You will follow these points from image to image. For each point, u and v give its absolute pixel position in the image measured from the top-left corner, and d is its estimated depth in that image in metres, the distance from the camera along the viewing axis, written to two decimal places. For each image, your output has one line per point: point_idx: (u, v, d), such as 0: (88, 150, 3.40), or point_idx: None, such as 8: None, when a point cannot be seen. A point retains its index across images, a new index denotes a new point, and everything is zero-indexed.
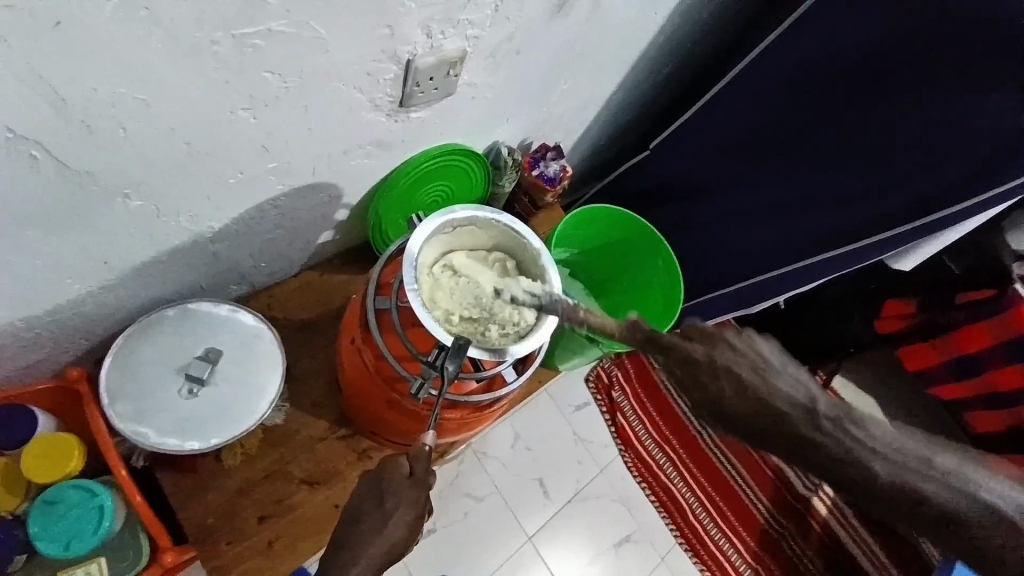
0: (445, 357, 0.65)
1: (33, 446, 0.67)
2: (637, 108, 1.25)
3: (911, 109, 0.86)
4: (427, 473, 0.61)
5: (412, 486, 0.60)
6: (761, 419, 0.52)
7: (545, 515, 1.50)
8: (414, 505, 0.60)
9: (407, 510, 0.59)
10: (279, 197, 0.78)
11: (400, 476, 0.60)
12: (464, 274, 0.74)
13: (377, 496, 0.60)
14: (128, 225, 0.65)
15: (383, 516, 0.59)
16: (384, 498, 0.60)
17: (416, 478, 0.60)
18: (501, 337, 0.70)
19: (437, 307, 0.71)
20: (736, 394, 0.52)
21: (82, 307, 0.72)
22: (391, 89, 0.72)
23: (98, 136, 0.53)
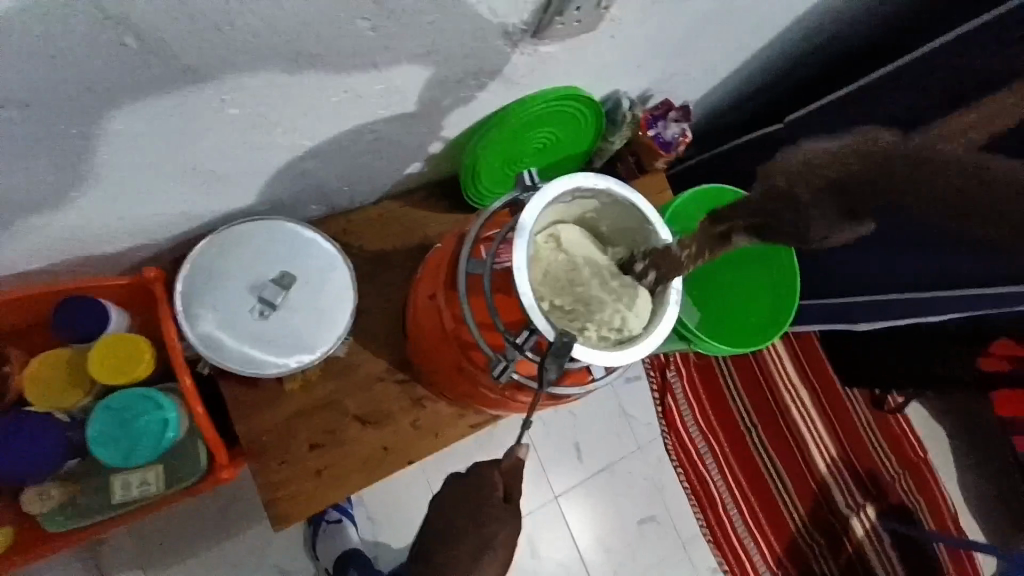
0: (545, 357, 0.55)
1: (99, 346, 0.67)
2: (785, 71, 1.06)
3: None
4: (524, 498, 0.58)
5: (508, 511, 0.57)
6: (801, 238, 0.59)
7: (575, 479, 1.46)
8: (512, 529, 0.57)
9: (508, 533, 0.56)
10: (378, 121, 0.69)
11: (496, 500, 0.57)
12: (571, 254, 0.65)
13: (470, 517, 0.56)
14: (218, 131, 0.58)
15: (480, 543, 0.56)
16: (483, 523, 0.56)
17: (512, 504, 0.57)
18: (601, 335, 0.61)
19: (536, 285, 0.64)
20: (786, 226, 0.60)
21: (163, 207, 0.67)
22: (531, 15, 0.59)
23: (202, 26, 0.45)
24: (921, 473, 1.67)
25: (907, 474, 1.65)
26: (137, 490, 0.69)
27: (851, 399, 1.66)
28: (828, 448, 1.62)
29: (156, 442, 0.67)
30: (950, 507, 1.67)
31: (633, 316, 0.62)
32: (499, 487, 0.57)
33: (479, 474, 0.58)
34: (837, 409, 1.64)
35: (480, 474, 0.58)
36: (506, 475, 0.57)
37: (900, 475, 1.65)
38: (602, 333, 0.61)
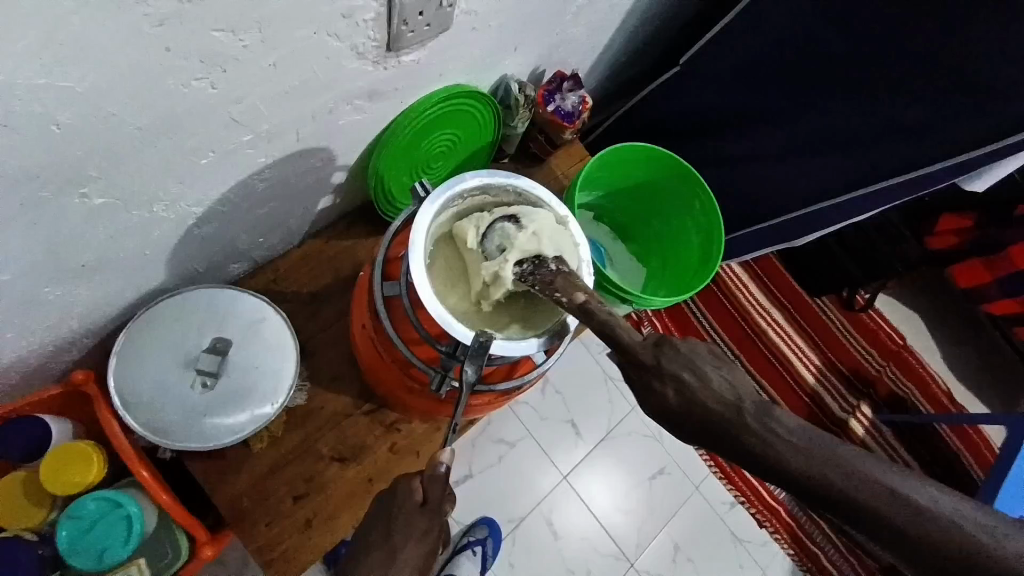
0: (465, 359, 0.58)
1: (47, 460, 0.65)
2: (667, 14, 1.06)
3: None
4: (442, 499, 0.56)
5: (424, 514, 0.55)
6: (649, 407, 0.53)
7: (577, 454, 1.45)
8: (424, 539, 0.55)
9: (417, 546, 0.54)
10: (264, 169, 0.68)
11: (413, 502, 0.56)
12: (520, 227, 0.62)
13: (386, 524, 0.56)
14: (92, 224, 0.57)
15: (390, 552, 0.54)
16: (393, 529, 0.55)
17: (430, 505, 0.55)
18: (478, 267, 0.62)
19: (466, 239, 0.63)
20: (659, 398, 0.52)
21: (70, 310, 0.66)
22: (375, 30, 0.59)
23: (28, 133, 0.44)
24: (908, 361, 1.63)
25: (892, 365, 1.62)
26: None
27: (820, 307, 1.62)
28: (810, 358, 1.58)
29: (127, 540, 0.66)
30: (944, 385, 1.64)
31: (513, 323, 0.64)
32: (415, 491, 0.56)
33: (401, 485, 0.57)
34: (812, 318, 1.60)
35: (401, 483, 0.57)
36: (425, 481, 0.55)
37: (885, 367, 1.61)
38: (496, 272, 0.60)
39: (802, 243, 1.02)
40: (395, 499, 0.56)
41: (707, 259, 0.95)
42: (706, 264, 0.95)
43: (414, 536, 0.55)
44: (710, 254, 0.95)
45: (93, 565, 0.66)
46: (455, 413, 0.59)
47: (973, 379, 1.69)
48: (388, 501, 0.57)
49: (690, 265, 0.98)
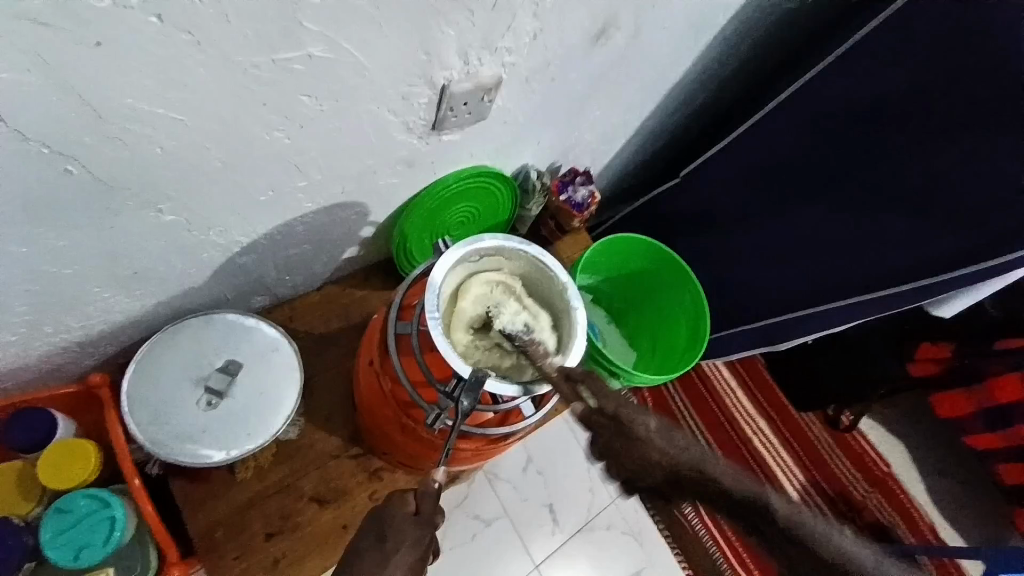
0: (461, 391, 0.64)
1: (51, 450, 0.68)
2: (671, 133, 1.22)
3: (975, 153, 0.81)
4: (435, 512, 0.58)
5: (415, 525, 0.57)
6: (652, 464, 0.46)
7: (553, 543, 1.38)
8: (416, 546, 0.56)
9: (409, 552, 0.56)
10: (307, 213, 0.77)
11: (405, 513, 0.58)
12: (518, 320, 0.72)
13: (377, 532, 0.57)
14: (154, 236, 0.63)
15: (382, 557, 0.55)
16: (384, 537, 0.56)
17: (422, 517, 0.57)
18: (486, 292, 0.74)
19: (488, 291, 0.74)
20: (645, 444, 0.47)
21: (106, 315, 0.71)
22: (425, 112, 0.71)
23: (132, 151, 0.52)
24: (890, 486, 1.58)
25: (876, 491, 1.57)
26: None
27: (805, 422, 1.60)
28: (795, 473, 1.54)
29: (105, 543, 0.67)
30: (930, 517, 1.58)
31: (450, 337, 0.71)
32: (408, 503, 0.58)
33: (394, 496, 0.59)
34: (800, 437, 1.58)
35: (394, 495, 0.59)
36: (418, 493, 0.58)
37: (870, 492, 1.57)
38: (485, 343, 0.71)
39: (787, 346, 1.11)
40: (387, 509, 0.58)
41: (694, 347, 1.04)
42: (695, 350, 1.03)
43: (405, 544, 0.56)
44: (697, 342, 1.03)
45: (69, 564, 0.66)
46: (447, 446, 0.64)
47: (966, 518, 1.63)
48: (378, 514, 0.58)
49: (680, 352, 1.06)
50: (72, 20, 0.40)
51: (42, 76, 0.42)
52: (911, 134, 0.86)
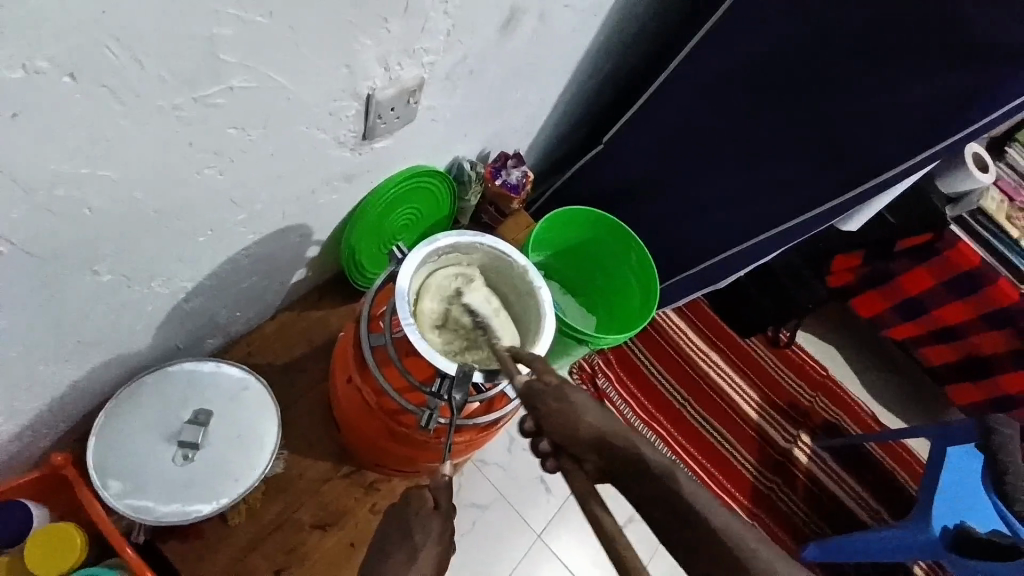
0: (452, 385, 0.65)
1: (33, 541, 0.64)
2: (589, 103, 1.26)
3: (859, 84, 0.90)
4: (451, 502, 0.57)
5: (437, 516, 0.56)
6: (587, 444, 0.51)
7: (550, 510, 1.44)
8: (441, 537, 0.56)
9: (435, 544, 0.55)
10: (250, 245, 0.75)
11: (425, 507, 0.57)
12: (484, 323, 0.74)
13: (400, 532, 0.56)
14: (96, 300, 0.60)
15: (411, 553, 0.54)
16: (410, 533, 0.55)
17: (442, 508, 0.57)
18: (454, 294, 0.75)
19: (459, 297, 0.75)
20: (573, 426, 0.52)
21: (56, 391, 0.67)
22: (354, 123, 0.70)
23: (62, 218, 0.49)
24: (830, 388, 1.75)
25: (821, 395, 1.74)
26: None
27: (752, 348, 1.74)
28: (750, 396, 1.68)
29: None
30: (869, 408, 1.77)
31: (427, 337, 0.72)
32: (426, 497, 0.58)
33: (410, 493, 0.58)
34: (749, 363, 1.71)
35: (410, 492, 0.58)
36: (431, 485, 0.58)
37: (816, 398, 1.73)
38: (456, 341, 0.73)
39: (726, 283, 1.21)
40: (405, 507, 0.57)
41: (647, 301, 1.10)
42: (648, 303, 1.10)
43: (431, 537, 0.55)
44: (648, 295, 1.10)
45: None
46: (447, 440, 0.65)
47: (900, 402, 1.84)
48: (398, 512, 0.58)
49: (635, 307, 1.13)
50: None
51: None
52: (802, 73, 0.94)
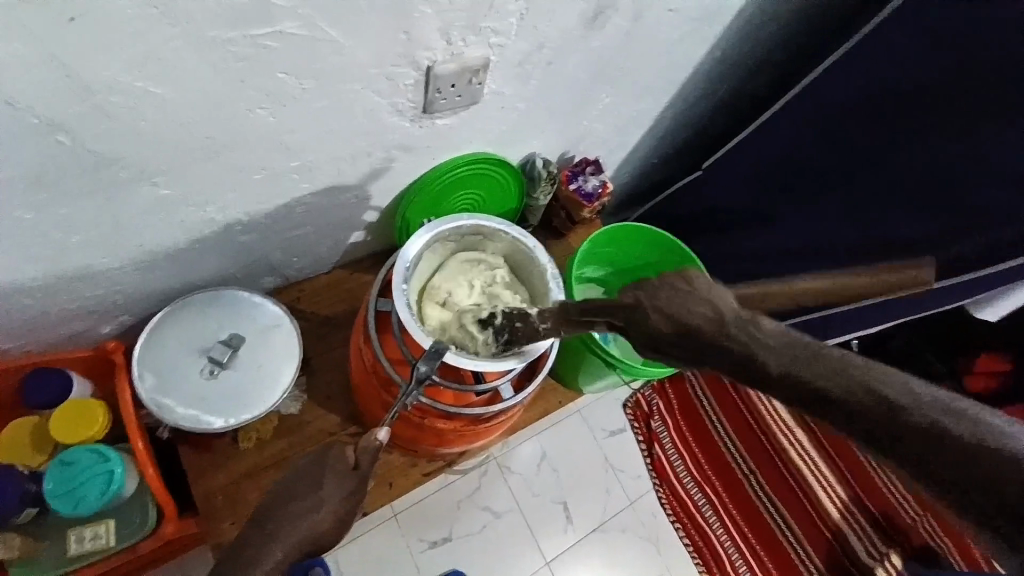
0: (421, 359, 0.65)
1: (63, 408, 0.77)
2: (694, 124, 1.17)
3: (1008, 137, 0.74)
4: (371, 467, 0.63)
5: (353, 475, 0.63)
6: (698, 352, 0.41)
7: (564, 542, 1.22)
8: (348, 499, 0.61)
9: (338, 503, 0.61)
10: (304, 195, 0.79)
11: (344, 465, 0.63)
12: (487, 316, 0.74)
13: (315, 478, 0.62)
14: (151, 209, 0.67)
15: (313, 505, 0.60)
16: (322, 484, 0.62)
17: (360, 470, 0.63)
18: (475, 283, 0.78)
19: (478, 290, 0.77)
20: (669, 328, 0.42)
21: (119, 285, 0.77)
22: (413, 94, 0.72)
23: (120, 123, 0.55)
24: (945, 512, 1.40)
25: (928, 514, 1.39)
26: (88, 543, 0.77)
27: None
28: (834, 490, 1.39)
29: (102, 493, 0.75)
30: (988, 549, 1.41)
31: (435, 307, 0.75)
32: (347, 456, 0.64)
33: (335, 448, 0.65)
34: (843, 453, 1.42)
35: (335, 449, 0.65)
36: (358, 448, 0.64)
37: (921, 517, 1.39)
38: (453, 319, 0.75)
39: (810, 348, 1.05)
40: (326, 460, 0.63)
41: None
42: None
43: (340, 494, 0.61)
44: None
45: (68, 512, 0.74)
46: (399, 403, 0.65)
47: None
48: (319, 461, 0.64)
49: None
50: None
51: (18, 50, 0.46)
52: None
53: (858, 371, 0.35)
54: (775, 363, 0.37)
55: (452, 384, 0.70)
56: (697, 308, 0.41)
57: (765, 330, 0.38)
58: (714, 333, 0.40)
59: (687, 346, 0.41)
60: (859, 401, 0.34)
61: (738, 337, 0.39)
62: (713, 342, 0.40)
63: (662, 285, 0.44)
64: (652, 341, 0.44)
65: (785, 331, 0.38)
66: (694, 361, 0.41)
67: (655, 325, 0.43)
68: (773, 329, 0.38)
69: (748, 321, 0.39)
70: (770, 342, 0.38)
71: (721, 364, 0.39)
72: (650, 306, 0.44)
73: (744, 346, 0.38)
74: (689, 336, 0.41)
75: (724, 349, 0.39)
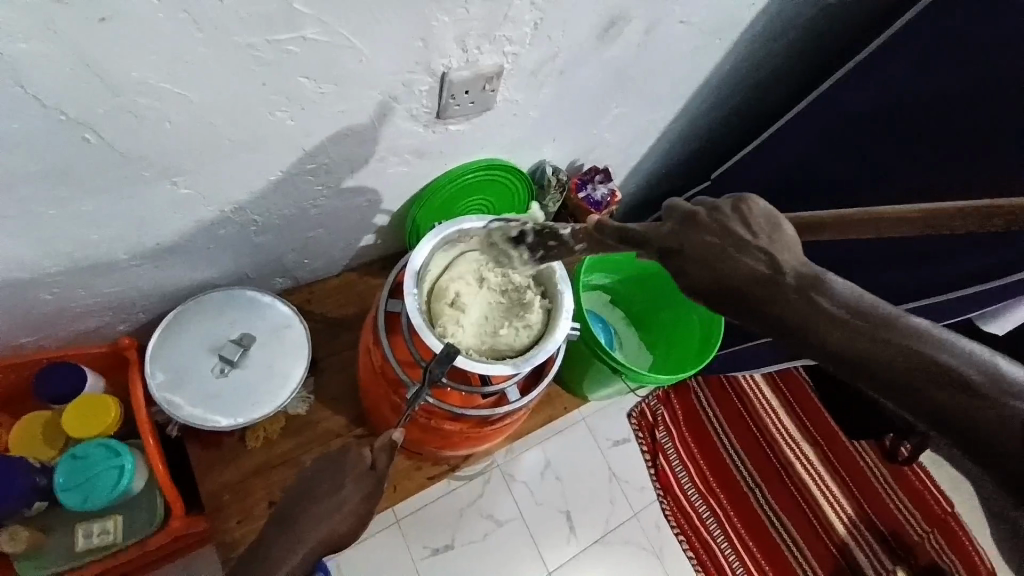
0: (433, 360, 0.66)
1: (77, 403, 0.78)
2: (703, 135, 1.18)
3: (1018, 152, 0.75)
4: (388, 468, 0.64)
5: (370, 476, 0.63)
6: (742, 305, 0.38)
7: (567, 552, 1.21)
8: (365, 497, 0.62)
9: (357, 500, 0.62)
10: (318, 197, 0.81)
11: (363, 466, 0.64)
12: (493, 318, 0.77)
13: (329, 477, 0.63)
14: (170, 207, 0.69)
15: (334, 503, 0.62)
16: (342, 483, 0.63)
17: (378, 472, 0.64)
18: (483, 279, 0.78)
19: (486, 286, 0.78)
20: (710, 279, 0.40)
21: (135, 283, 0.78)
22: (428, 100, 0.73)
23: (144, 122, 0.57)
24: (952, 529, 1.38)
25: (934, 531, 1.38)
26: (96, 537, 0.78)
27: (858, 452, 1.43)
28: (841, 505, 1.38)
29: (112, 488, 0.76)
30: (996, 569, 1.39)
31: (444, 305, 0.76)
32: (365, 457, 0.64)
33: (352, 449, 0.65)
34: (850, 467, 1.41)
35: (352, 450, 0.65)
36: (376, 448, 0.64)
37: (927, 534, 1.37)
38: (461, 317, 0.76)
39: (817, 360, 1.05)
40: (343, 462, 0.64)
41: (705, 343, 1.00)
42: (705, 350, 1.00)
43: (359, 494, 0.62)
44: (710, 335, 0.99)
45: (76, 506, 0.74)
46: (410, 406, 0.66)
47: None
48: (333, 463, 0.64)
49: (693, 349, 1.03)
50: None
51: (50, 49, 0.47)
52: None
53: (915, 340, 0.33)
54: (828, 329, 0.35)
55: (460, 387, 0.70)
56: (748, 263, 0.38)
57: (826, 288, 0.36)
58: (763, 287, 0.37)
59: (724, 289, 0.39)
60: (925, 378, 0.32)
61: (791, 287, 0.36)
62: (759, 291, 0.37)
63: (712, 230, 0.41)
64: (687, 286, 0.42)
65: (842, 292, 0.35)
66: (730, 312, 0.39)
67: (696, 274, 0.41)
68: (830, 286, 0.36)
69: (808, 279, 0.36)
70: (827, 308, 0.35)
71: (767, 320, 0.37)
72: (690, 254, 0.41)
73: (797, 303, 0.36)
74: (727, 285, 0.39)
75: (773, 298, 0.37)
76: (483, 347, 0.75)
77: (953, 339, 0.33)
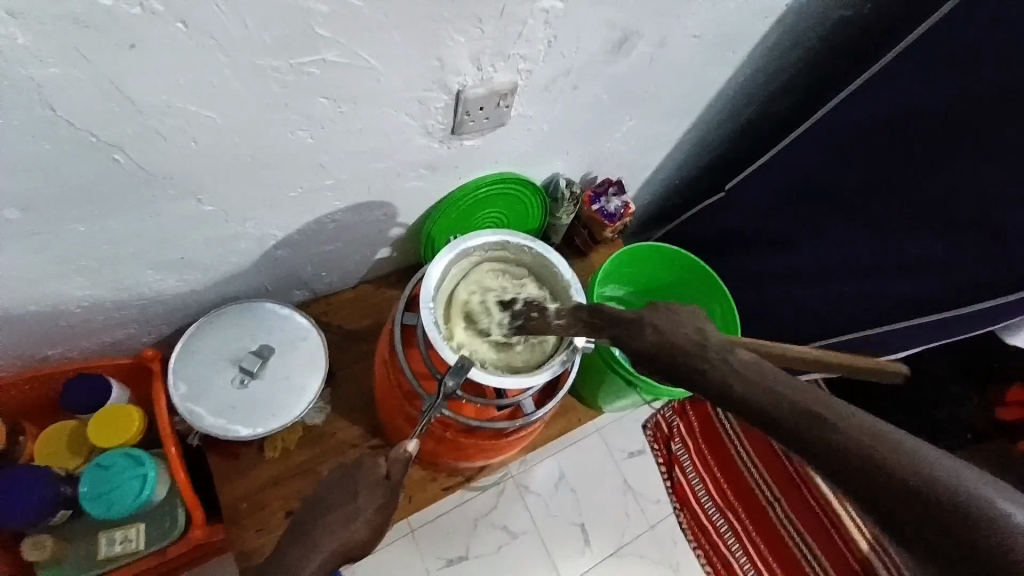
0: (447, 373, 0.67)
1: (102, 414, 0.81)
2: (717, 146, 1.18)
3: None
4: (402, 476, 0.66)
5: (384, 484, 0.64)
6: (673, 369, 0.45)
7: (581, 565, 1.20)
8: (380, 505, 0.64)
9: (372, 508, 0.63)
10: (336, 212, 0.82)
11: (378, 474, 0.65)
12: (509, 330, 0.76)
13: (346, 488, 0.64)
14: (194, 223, 0.71)
15: (351, 512, 0.62)
16: (357, 493, 0.64)
17: (392, 481, 0.65)
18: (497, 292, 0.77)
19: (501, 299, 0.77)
20: (654, 342, 0.48)
21: (159, 296, 0.80)
22: (442, 116, 0.75)
23: (171, 143, 0.59)
24: None
25: None
26: (119, 545, 0.80)
27: None
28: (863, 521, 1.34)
29: (135, 497, 0.78)
30: None
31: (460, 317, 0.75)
32: (380, 467, 0.65)
33: (365, 461, 0.66)
34: None
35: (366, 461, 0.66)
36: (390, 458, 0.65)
37: None
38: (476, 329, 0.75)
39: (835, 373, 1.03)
40: (357, 472, 0.65)
41: None
42: None
43: (374, 503, 0.63)
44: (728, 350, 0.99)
45: (101, 514, 0.77)
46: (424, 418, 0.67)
47: None
48: (349, 472, 0.65)
49: None
50: (108, 25, 0.47)
51: (85, 76, 0.50)
52: None
53: (813, 404, 0.37)
54: (746, 388, 0.40)
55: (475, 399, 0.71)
56: (684, 331, 0.46)
57: (740, 354, 0.42)
58: (691, 352, 0.45)
59: (663, 353, 0.47)
60: (827, 435, 0.36)
61: (711, 353, 0.43)
62: (687, 354, 0.45)
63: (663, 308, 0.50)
64: (632, 355, 0.50)
65: (753, 360, 0.42)
66: (667, 377, 0.46)
67: (640, 341, 0.49)
68: (746, 356, 0.42)
69: (724, 346, 0.44)
70: (734, 366, 0.42)
71: (692, 379, 0.43)
72: (648, 321, 0.50)
73: (716, 362, 0.43)
74: (664, 348, 0.47)
75: (696, 361, 0.44)
76: (498, 359, 0.74)
77: (867, 416, 0.36)
